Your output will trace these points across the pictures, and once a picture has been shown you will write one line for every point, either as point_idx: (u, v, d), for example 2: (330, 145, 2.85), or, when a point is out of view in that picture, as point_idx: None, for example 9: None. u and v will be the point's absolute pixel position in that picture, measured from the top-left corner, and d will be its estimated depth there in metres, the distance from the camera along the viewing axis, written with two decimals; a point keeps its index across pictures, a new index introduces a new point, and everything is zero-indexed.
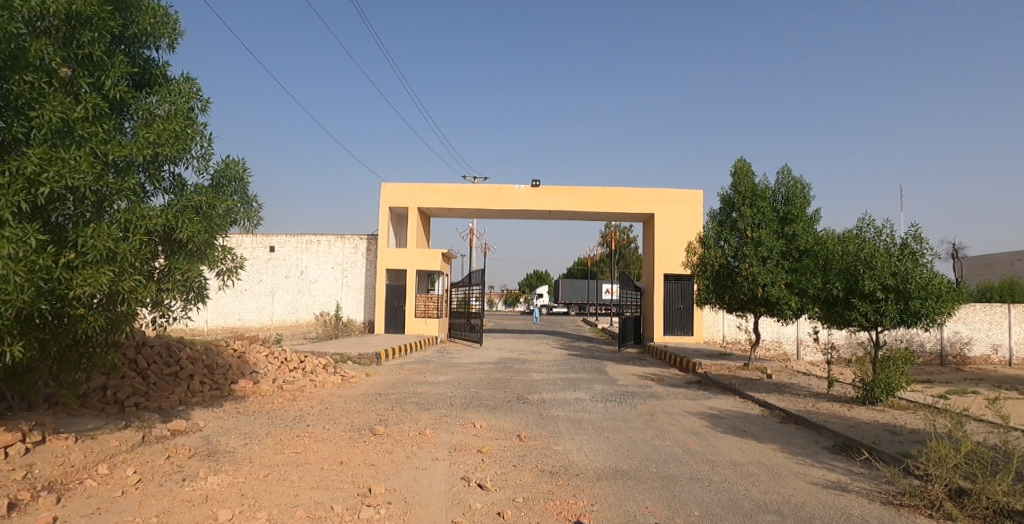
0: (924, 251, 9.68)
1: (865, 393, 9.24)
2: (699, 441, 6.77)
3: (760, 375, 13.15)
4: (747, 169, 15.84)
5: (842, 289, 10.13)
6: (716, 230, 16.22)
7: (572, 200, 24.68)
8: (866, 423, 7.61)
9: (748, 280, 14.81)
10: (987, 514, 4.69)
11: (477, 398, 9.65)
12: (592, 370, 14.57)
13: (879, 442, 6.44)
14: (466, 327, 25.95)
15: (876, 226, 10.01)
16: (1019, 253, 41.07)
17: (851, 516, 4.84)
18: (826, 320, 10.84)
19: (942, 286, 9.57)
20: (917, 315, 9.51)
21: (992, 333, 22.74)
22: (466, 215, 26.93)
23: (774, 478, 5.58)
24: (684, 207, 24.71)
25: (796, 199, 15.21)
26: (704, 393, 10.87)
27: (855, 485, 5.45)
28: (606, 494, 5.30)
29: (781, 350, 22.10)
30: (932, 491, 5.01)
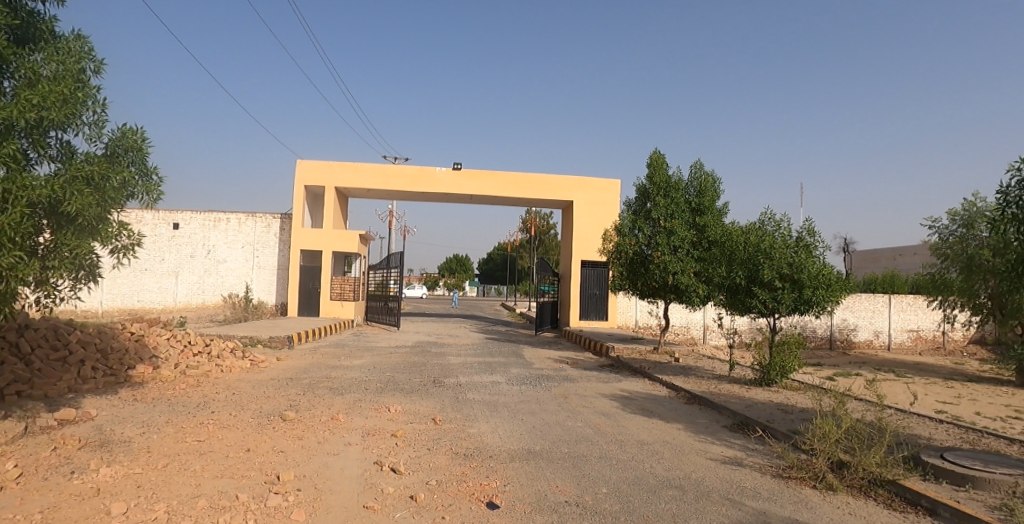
0: (817, 244, 10.37)
1: (761, 375, 9.87)
2: (610, 421, 6.98)
3: (668, 359, 13.81)
4: (662, 160, 16.42)
5: (744, 278, 10.76)
6: (631, 219, 16.71)
7: (493, 184, 24.73)
8: (761, 403, 8.13)
9: (660, 268, 15.44)
10: (861, 484, 5.23)
11: (393, 382, 9.48)
12: (509, 353, 14.73)
13: (772, 420, 6.89)
14: (384, 310, 25.47)
15: (776, 219, 10.62)
16: (900, 248, 45.09)
17: (745, 490, 5.21)
18: (730, 307, 11.47)
19: (831, 275, 10.32)
20: (809, 303, 10.25)
21: (874, 321, 24.96)
22: (387, 197, 26.37)
23: (678, 455, 5.84)
24: (603, 196, 25.42)
25: (706, 192, 15.96)
26: (615, 376, 11.25)
27: (749, 460, 5.81)
28: (518, 474, 5.42)
29: (689, 335, 23.21)
30: (816, 464, 5.44)
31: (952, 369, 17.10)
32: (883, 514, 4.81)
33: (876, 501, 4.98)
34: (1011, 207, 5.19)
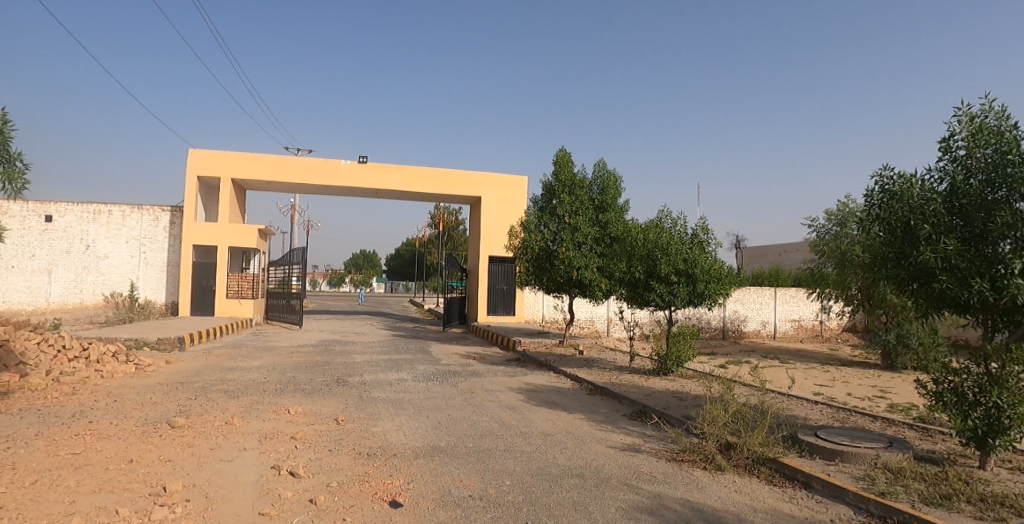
0: (710, 241, 11.01)
1: (659, 364, 10.35)
2: (515, 414, 7.08)
3: (573, 351, 14.29)
4: (567, 158, 16.87)
5: (643, 272, 11.25)
6: (537, 215, 17.06)
7: (400, 179, 24.40)
8: (658, 391, 8.56)
9: (565, 263, 15.74)
10: (747, 463, 5.60)
11: (293, 382, 9.15)
12: (417, 350, 14.66)
13: (668, 407, 7.27)
14: (286, 308, 24.33)
15: (673, 217, 11.19)
16: (785, 246, 48.82)
17: (641, 474, 5.46)
18: (631, 300, 11.96)
19: (722, 270, 11.01)
20: (702, 296, 10.89)
21: (762, 312, 26.87)
22: (289, 190, 25.36)
23: (580, 444, 6.03)
24: (511, 192, 25.68)
25: (610, 189, 16.51)
26: (522, 370, 11.46)
27: (647, 446, 6.09)
28: (421, 471, 5.39)
29: (594, 329, 23.90)
30: (706, 446, 5.77)
31: (827, 355, 18.83)
32: (765, 490, 5.21)
33: (758, 478, 5.37)
34: (870, 209, 5.68)
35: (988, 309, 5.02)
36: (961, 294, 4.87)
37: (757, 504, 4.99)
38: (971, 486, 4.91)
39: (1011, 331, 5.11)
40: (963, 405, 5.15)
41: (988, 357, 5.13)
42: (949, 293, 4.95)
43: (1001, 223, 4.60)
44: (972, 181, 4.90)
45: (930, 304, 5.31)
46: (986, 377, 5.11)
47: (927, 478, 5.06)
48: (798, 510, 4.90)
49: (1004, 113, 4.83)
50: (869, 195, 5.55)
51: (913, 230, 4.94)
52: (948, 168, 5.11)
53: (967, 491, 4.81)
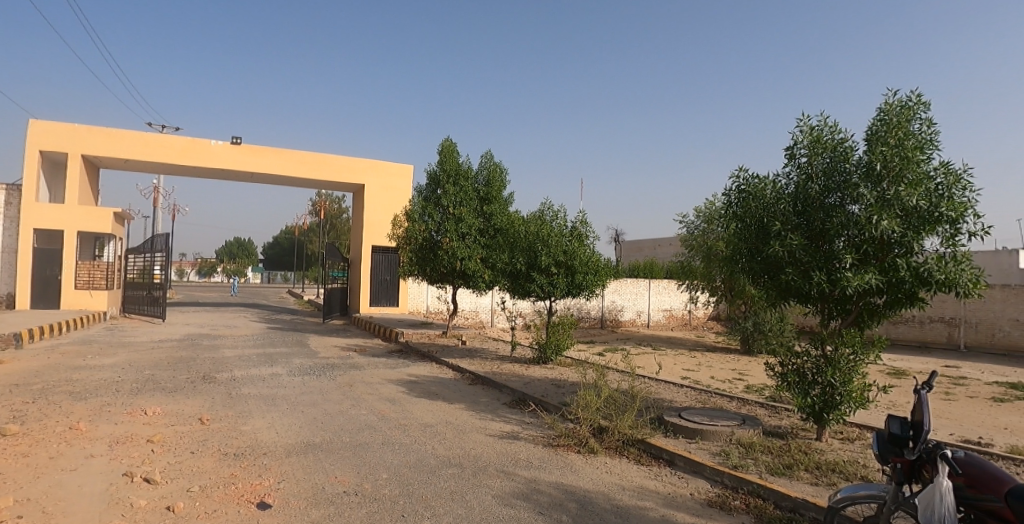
0: (588, 234, 11.46)
1: (539, 353, 10.66)
2: (395, 407, 7.04)
3: (455, 342, 14.42)
4: (452, 149, 16.64)
5: (524, 264, 11.48)
6: (421, 205, 16.56)
7: (277, 163, 23.13)
8: (537, 379, 8.85)
9: (449, 254, 15.43)
10: (617, 446, 5.88)
11: (152, 381, 8.49)
12: (294, 344, 14.12)
13: (545, 395, 7.54)
14: (150, 301, 22.27)
15: (554, 210, 11.52)
16: (660, 240, 51.47)
17: (518, 460, 5.60)
18: (514, 291, 12.14)
19: (598, 263, 11.50)
20: (580, 287, 11.33)
21: (637, 303, 27.01)
22: (150, 170, 23.22)
23: (459, 434, 6.11)
24: (395, 182, 25.18)
25: (494, 182, 16.26)
26: (403, 361, 11.39)
27: (524, 433, 6.26)
28: (293, 469, 5.22)
29: (478, 319, 21.99)
30: (580, 431, 6.00)
31: (694, 342, 20.35)
32: (633, 468, 5.50)
33: (627, 459, 5.66)
34: (727, 208, 6.00)
35: (824, 299, 5.50)
36: (804, 286, 5.27)
37: (626, 483, 5.24)
38: (809, 456, 5.46)
39: (841, 317, 5.64)
40: (803, 385, 5.64)
41: (824, 341, 5.64)
42: (794, 285, 5.34)
43: (837, 224, 5.06)
44: (813, 186, 5.34)
45: (777, 295, 5.70)
46: (822, 359, 5.64)
47: (772, 451, 5.58)
48: (662, 486, 5.20)
49: (838, 126, 5.30)
50: (727, 195, 5.84)
51: (765, 227, 5.25)
52: (794, 174, 5.54)
53: (805, 461, 5.33)
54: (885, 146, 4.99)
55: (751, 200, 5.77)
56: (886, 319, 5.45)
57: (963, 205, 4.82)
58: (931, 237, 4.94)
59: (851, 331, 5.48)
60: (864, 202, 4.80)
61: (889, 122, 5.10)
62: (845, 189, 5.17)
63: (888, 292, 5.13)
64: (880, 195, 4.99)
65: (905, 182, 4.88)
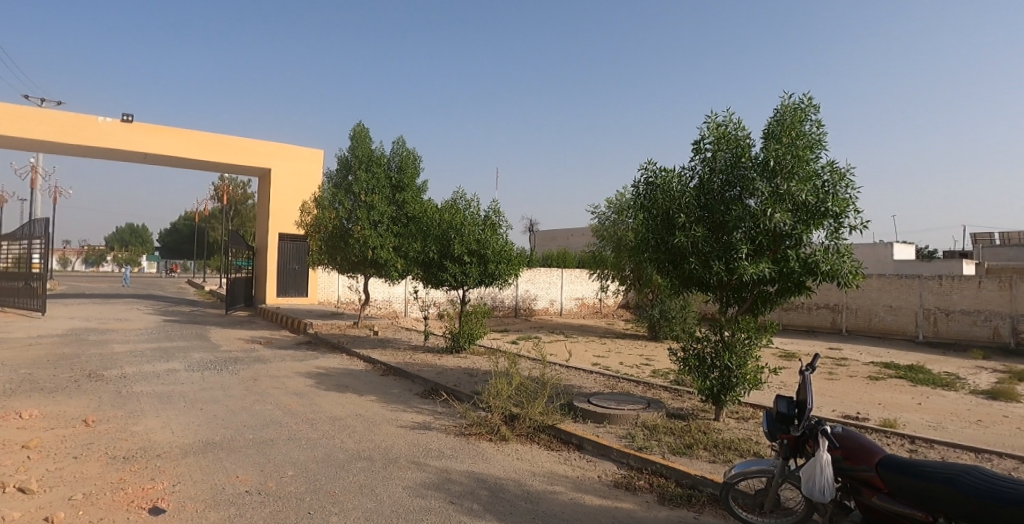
0: (501, 223, 11.59)
1: (452, 342, 10.72)
2: (302, 401, 6.88)
3: (367, 332, 14.21)
4: (364, 133, 16.21)
5: (436, 253, 11.39)
6: (332, 192, 16.11)
7: (175, 144, 21.54)
8: (450, 368, 8.90)
9: (360, 243, 14.68)
10: (528, 432, 5.98)
11: (27, 381, 7.81)
12: (193, 337, 13.42)
13: (458, 384, 7.60)
14: (24, 292, 20.27)
15: (467, 198, 11.52)
16: (573, 230, 52.80)
17: (430, 451, 5.59)
18: (427, 280, 12.08)
19: (512, 253, 11.68)
20: (493, 276, 11.49)
21: (550, 291, 27.39)
22: (24, 146, 20.92)
23: (369, 426, 6.06)
24: (305, 167, 24.18)
25: (407, 168, 16.17)
26: (312, 353, 11.11)
27: (437, 423, 6.27)
28: (191, 470, 4.99)
29: (391, 309, 21.64)
30: (492, 418, 6.05)
31: (605, 329, 21.16)
32: (543, 454, 5.61)
33: (538, 445, 5.77)
34: (635, 199, 6.11)
35: (723, 287, 5.74)
36: (704, 274, 5.46)
37: (536, 468, 5.34)
38: (708, 435, 5.76)
39: (738, 304, 5.92)
40: (702, 368, 5.91)
41: (722, 326, 5.91)
42: (695, 274, 5.52)
43: (736, 216, 5.27)
44: (715, 179, 5.54)
45: (680, 284, 5.88)
46: (721, 344, 5.93)
47: (674, 432, 5.87)
48: (571, 470, 5.29)
49: (739, 123, 5.50)
50: (635, 185, 5.93)
51: (671, 217, 5.38)
52: (699, 167, 5.72)
53: (704, 440, 5.63)
54: (779, 144, 5.25)
55: (657, 191, 5.90)
56: (777, 306, 5.77)
57: (846, 202, 5.16)
58: (817, 231, 5.26)
59: (746, 317, 5.78)
60: (760, 195, 5.03)
61: (784, 121, 5.37)
62: (743, 183, 5.41)
63: (779, 281, 5.42)
64: (774, 190, 5.26)
65: (796, 179, 5.17)
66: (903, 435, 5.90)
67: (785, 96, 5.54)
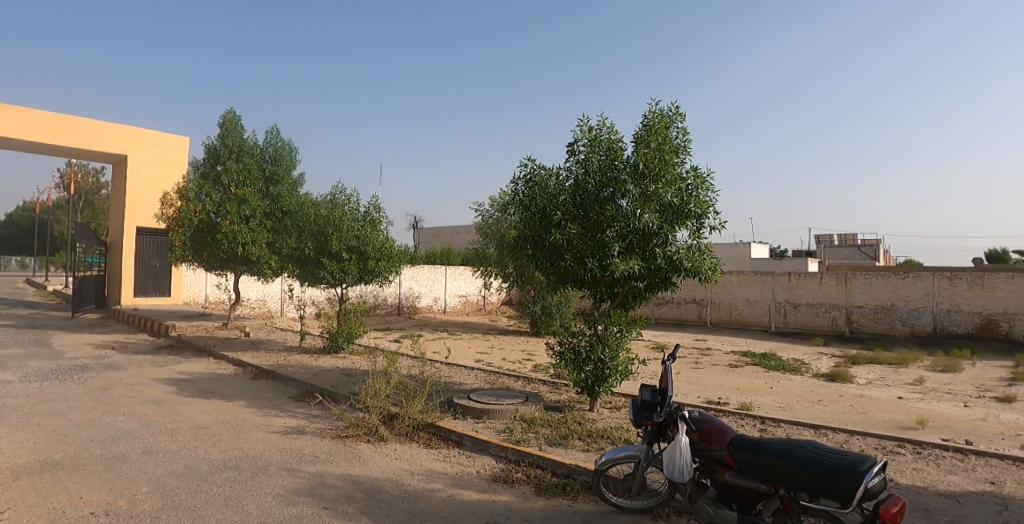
0: (382, 220, 11.49)
1: (330, 343, 10.48)
2: (162, 409, 6.40)
3: (239, 334, 13.49)
4: (235, 121, 15.16)
5: (313, 249, 11.01)
6: (198, 183, 14.69)
7: (7, 123, 19.00)
8: (327, 369, 8.69)
9: (228, 238, 14.10)
10: (408, 431, 5.90)
11: None
12: (31, 344, 11.95)
13: (336, 385, 7.44)
14: None
15: (346, 193, 11.25)
16: (458, 228, 53.14)
17: (303, 456, 5.38)
18: (303, 278, 11.66)
19: (392, 249, 11.55)
20: (373, 273, 11.35)
21: (434, 288, 27.23)
22: None
23: (238, 434, 5.76)
24: (167, 152, 22.29)
25: (282, 160, 15.55)
26: (173, 358, 10.33)
27: (312, 427, 6.06)
28: (22, 494, 4.43)
29: (266, 309, 20.68)
30: (370, 419, 5.90)
31: (488, 326, 21.53)
32: (422, 452, 5.56)
33: (417, 443, 5.73)
34: (514, 196, 6.22)
35: (597, 283, 5.99)
36: (579, 271, 5.67)
37: (415, 467, 5.28)
38: (582, 426, 6.00)
39: (610, 300, 6.22)
40: (578, 362, 6.15)
41: (596, 321, 6.17)
42: (570, 270, 5.72)
43: (609, 215, 5.53)
44: (591, 180, 5.75)
45: (557, 280, 6.06)
46: (594, 338, 6.20)
47: (550, 424, 6.06)
48: (450, 467, 5.27)
49: (612, 127, 5.77)
50: (516, 184, 6.01)
51: (548, 215, 5.51)
52: (575, 168, 5.91)
53: (579, 430, 5.84)
54: (648, 149, 5.55)
55: (535, 189, 6.03)
56: (646, 300, 6.13)
57: (706, 204, 5.59)
58: (681, 231, 5.65)
59: (618, 312, 6.08)
60: (630, 196, 5.32)
61: (652, 128, 5.68)
62: (616, 185, 5.66)
63: (647, 278, 5.75)
64: (643, 192, 5.56)
65: (663, 182, 5.50)
66: (755, 417, 6.50)
67: (654, 104, 5.86)
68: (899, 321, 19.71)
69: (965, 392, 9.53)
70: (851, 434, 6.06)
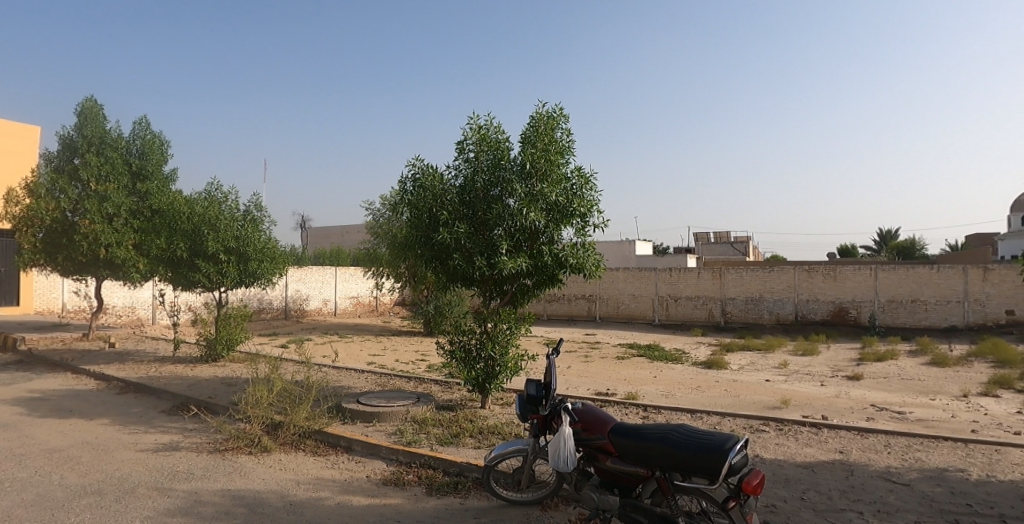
0: (264, 219, 11.20)
1: (208, 351, 10.03)
2: (6, 433, 5.72)
3: (102, 345, 12.38)
4: (97, 110, 13.85)
5: (185, 250, 10.36)
6: (51, 177, 13.37)
7: None
8: (204, 379, 8.24)
9: (89, 239, 13.04)
10: (293, 440, 5.66)
11: None
12: None
13: (215, 396, 7.08)
14: None
15: (224, 191, 10.80)
16: (348, 227, 51.92)
17: (177, 474, 5.00)
18: (177, 282, 11.00)
19: (275, 250, 11.23)
20: (254, 276, 11.02)
21: (323, 290, 26.38)
22: None
23: (100, 455, 5.27)
24: (11, 142, 19.89)
25: (152, 154, 14.34)
26: (21, 375, 9.29)
27: (186, 442, 5.68)
28: None
29: (135, 317, 19.12)
30: (251, 429, 5.60)
31: (382, 327, 21.24)
32: (309, 460, 5.36)
33: (304, 451, 5.53)
34: (403, 195, 6.16)
35: (486, 281, 6.09)
36: (468, 270, 5.73)
37: (301, 476, 5.08)
38: (473, 423, 6.07)
39: (500, 297, 6.35)
40: (468, 360, 6.24)
41: (485, 319, 6.28)
42: (459, 268, 5.78)
43: (497, 213, 5.64)
44: (480, 179, 5.81)
45: (447, 279, 6.10)
46: (484, 335, 6.31)
47: (442, 423, 6.06)
48: (338, 474, 5.11)
49: (500, 127, 5.86)
50: (405, 182, 5.94)
51: (435, 214, 5.50)
52: (464, 166, 5.95)
53: (470, 428, 5.89)
54: (535, 149, 5.70)
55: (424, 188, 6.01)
56: (533, 297, 6.33)
57: (589, 203, 5.87)
58: (566, 229, 5.88)
59: (507, 309, 6.23)
60: (516, 195, 5.46)
61: (539, 128, 5.84)
62: (504, 183, 5.77)
63: (534, 275, 5.94)
64: (530, 191, 5.71)
65: (548, 181, 5.68)
66: (638, 405, 6.89)
67: (540, 105, 6.02)
68: (766, 311, 21.94)
69: (820, 372, 10.68)
70: (723, 416, 6.57)
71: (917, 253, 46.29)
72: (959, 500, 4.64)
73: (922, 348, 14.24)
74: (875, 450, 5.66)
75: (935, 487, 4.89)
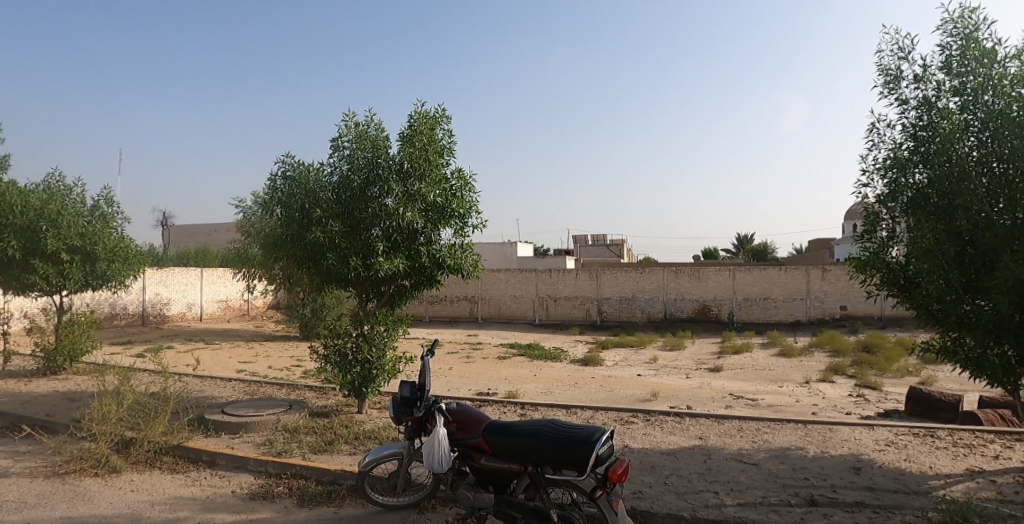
0: (115, 215, 10.44)
1: (46, 363, 9.18)
2: None
3: None
4: None
5: (19, 249, 9.25)
6: None
7: None
8: (41, 396, 7.42)
9: None
10: (147, 458, 5.24)
11: None
12: None
13: (54, 414, 6.40)
14: None
15: (66, 183, 9.90)
16: (217, 226, 48.71)
17: (4, 504, 4.42)
18: (6, 286, 9.83)
19: (127, 250, 10.63)
20: (103, 277, 10.16)
21: (187, 294, 24.52)
22: None
23: None
24: None
25: None
26: None
27: (16, 468, 5.05)
28: None
29: None
30: (97, 448, 5.09)
31: (254, 332, 20.15)
32: (167, 479, 4.98)
33: (161, 469, 5.14)
34: (275, 191, 5.92)
35: (363, 283, 6.06)
36: (343, 270, 5.67)
37: (158, 496, 4.70)
38: (349, 429, 5.97)
39: (377, 299, 6.35)
40: (344, 364, 6.18)
41: (361, 321, 6.25)
42: (333, 269, 5.70)
43: (373, 213, 5.61)
44: (356, 177, 5.75)
45: (321, 279, 5.98)
46: (360, 338, 6.28)
47: (316, 430, 5.89)
48: (200, 491, 4.79)
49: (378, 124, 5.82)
50: (278, 178, 5.74)
51: (308, 213, 5.38)
52: (340, 163, 5.85)
53: (345, 434, 5.79)
54: (413, 148, 5.74)
55: (297, 184, 5.81)
56: (411, 298, 6.39)
57: (467, 205, 6.02)
58: (443, 230, 5.99)
59: (385, 311, 6.24)
60: (393, 195, 5.46)
61: (417, 128, 5.88)
62: (381, 182, 5.75)
63: (412, 276, 6.00)
64: (408, 191, 5.75)
65: (426, 182, 5.75)
66: (516, 403, 7.12)
67: (419, 104, 6.06)
68: (639, 309, 23.35)
69: (687, 365, 11.61)
70: (596, 410, 6.95)
71: (769, 255, 51.78)
72: (799, 475, 5.24)
73: (773, 341, 15.96)
74: (730, 435, 6.24)
75: (779, 465, 5.49)
